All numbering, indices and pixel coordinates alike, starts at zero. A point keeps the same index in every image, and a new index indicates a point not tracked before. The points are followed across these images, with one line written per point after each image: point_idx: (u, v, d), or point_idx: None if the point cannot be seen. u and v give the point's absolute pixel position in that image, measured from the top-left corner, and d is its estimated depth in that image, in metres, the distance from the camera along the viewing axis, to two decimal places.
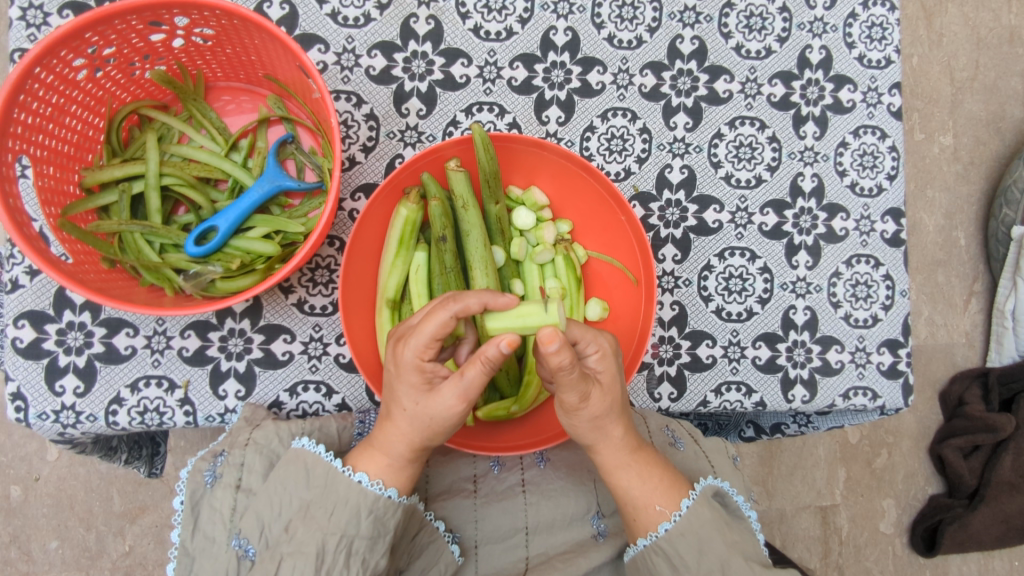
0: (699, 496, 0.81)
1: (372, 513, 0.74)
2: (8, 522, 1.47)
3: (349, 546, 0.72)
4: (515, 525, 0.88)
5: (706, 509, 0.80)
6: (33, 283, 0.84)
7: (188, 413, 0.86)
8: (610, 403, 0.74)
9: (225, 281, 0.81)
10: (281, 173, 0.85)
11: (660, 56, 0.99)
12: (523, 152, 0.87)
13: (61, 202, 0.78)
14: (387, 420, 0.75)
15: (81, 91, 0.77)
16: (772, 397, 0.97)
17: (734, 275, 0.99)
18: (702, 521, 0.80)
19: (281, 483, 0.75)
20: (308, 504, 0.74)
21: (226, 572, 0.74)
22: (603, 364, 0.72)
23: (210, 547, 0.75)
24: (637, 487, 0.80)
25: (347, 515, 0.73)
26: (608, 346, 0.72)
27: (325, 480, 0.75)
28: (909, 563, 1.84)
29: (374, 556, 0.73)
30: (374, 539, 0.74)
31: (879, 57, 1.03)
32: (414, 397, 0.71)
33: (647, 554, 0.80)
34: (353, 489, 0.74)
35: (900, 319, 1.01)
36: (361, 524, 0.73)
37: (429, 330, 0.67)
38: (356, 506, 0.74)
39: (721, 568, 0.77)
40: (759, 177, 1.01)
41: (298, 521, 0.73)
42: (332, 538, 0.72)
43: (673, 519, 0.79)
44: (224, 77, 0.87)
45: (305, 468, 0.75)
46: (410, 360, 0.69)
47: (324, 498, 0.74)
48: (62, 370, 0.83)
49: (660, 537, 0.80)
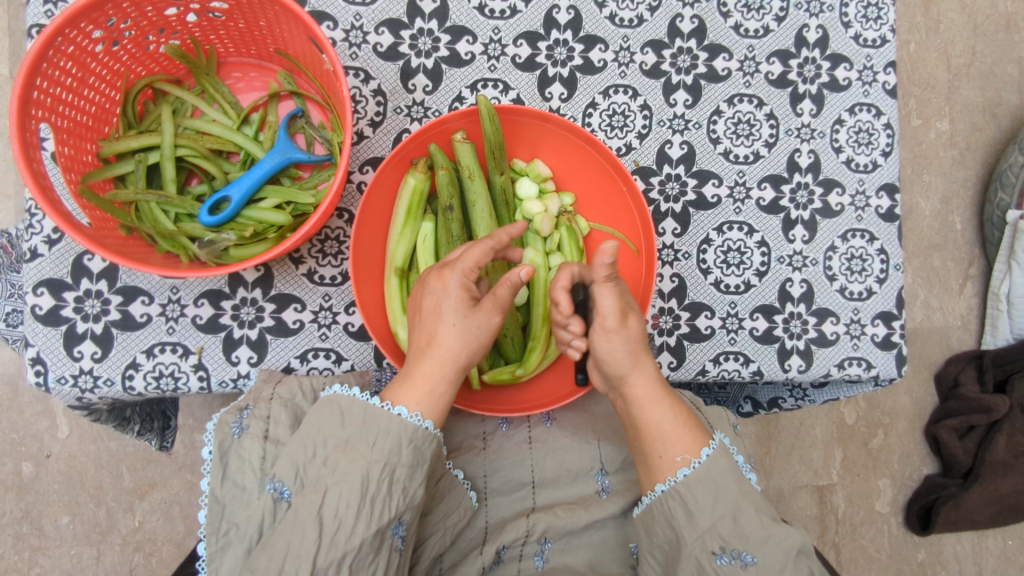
0: (720, 446, 0.83)
1: (412, 444, 0.77)
2: (21, 497, 1.50)
3: (391, 474, 0.75)
4: (523, 479, 0.94)
5: (725, 459, 0.82)
6: (51, 251, 0.86)
7: (202, 377, 0.88)
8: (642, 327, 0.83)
9: (239, 248, 0.84)
10: (292, 145, 0.87)
11: (661, 34, 1.01)
12: (527, 124, 0.89)
13: (80, 170, 0.80)
14: (423, 345, 0.80)
15: (99, 63, 0.80)
16: (769, 366, 1.00)
17: (733, 248, 1.02)
18: (721, 470, 0.81)
19: (314, 425, 0.76)
20: (348, 437, 0.76)
21: (263, 515, 0.74)
22: (631, 295, 0.84)
23: (241, 494, 0.76)
24: (668, 422, 0.84)
25: (388, 444, 0.76)
26: (633, 286, 0.85)
27: (363, 416, 0.77)
28: (904, 541, 1.87)
29: (412, 484, 0.76)
30: (412, 468, 0.77)
31: (874, 36, 1.06)
32: (460, 313, 0.79)
33: (665, 499, 0.82)
34: (395, 421, 0.76)
35: (894, 292, 1.04)
36: (402, 453, 0.76)
37: (475, 252, 0.79)
38: (397, 436, 0.76)
39: (732, 516, 0.79)
40: (757, 153, 1.03)
41: (337, 455, 0.74)
42: (375, 467, 0.74)
43: (693, 466, 0.81)
44: (236, 53, 0.90)
45: (341, 407, 0.77)
46: (456, 279, 0.79)
47: (364, 432, 0.76)
48: (80, 336, 0.86)
49: (679, 482, 0.81)
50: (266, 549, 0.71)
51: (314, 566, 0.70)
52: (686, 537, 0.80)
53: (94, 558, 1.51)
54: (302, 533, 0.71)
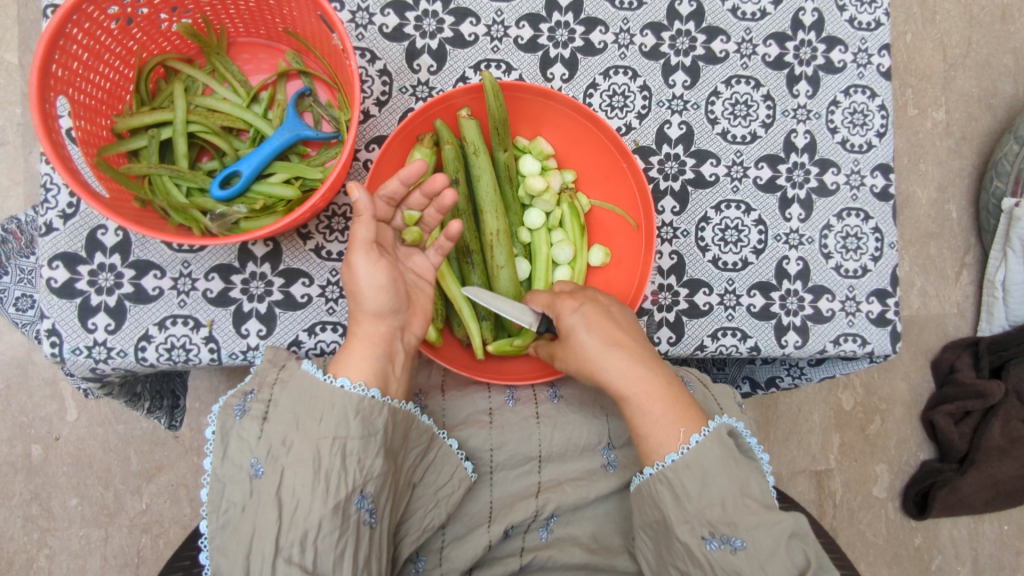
0: (712, 432, 0.81)
1: (359, 414, 0.77)
2: (31, 479, 1.52)
3: (342, 448, 0.76)
4: (529, 454, 0.96)
5: (717, 446, 0.81)
6: (66, 226, 0.88)
7: (212, 349, 0.91)
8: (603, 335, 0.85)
9: (249, 222, 0.87)
10: (300, 122, 0.89)
11: (660, 17, 1.04)
12: (530, 101, 0.92)
13: (95, 144, 0.83)
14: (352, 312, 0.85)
15: (114, 40, 0.82)
16: (766, 342, 1.03)
17: (731, 226, 1.04)
18: (710, 457, 0.81)
19: (280, 405, 0.79)
20: (298, 416, 0.78)
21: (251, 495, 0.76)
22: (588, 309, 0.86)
23: (237, 473, 0.77)
24: (648, 420, 0.84)
25: (335, 418, 0.77)
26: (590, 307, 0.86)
27: (312, 391, 0.79)
28: (900, 526, 1.89)
29: (368, 456, 0.77)
30: (365, 439, 0.77)
31: (869, 19, 1.08)
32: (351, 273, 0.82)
33: (653, 482, 0.84)
34: (338, 394, 0.78)
35: (888, 269, 1.06)
36: (350, 425, 0.77)
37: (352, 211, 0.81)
38: (342, 409, 0.77)
39: (720, 503, 0.80)
40: (754, 133, 1.06)
41: (292, 434, 0.76)
42: (324, 443, 0.75)
43: (679, 451, 0.82)
44: (246, 33, 0.92)
45: (298, 387, 0.79)
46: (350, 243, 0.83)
47: (313, 407, 0.78)
48: (95, 309, 0.88)
49: (666, 466, 0.82)
50: (237, 531, 0.75)
51: (276, 546, 0.72)
52: (673, 518, 0.82)
53: (102, 539, 1.53)
54: (264, 514, 0.74)
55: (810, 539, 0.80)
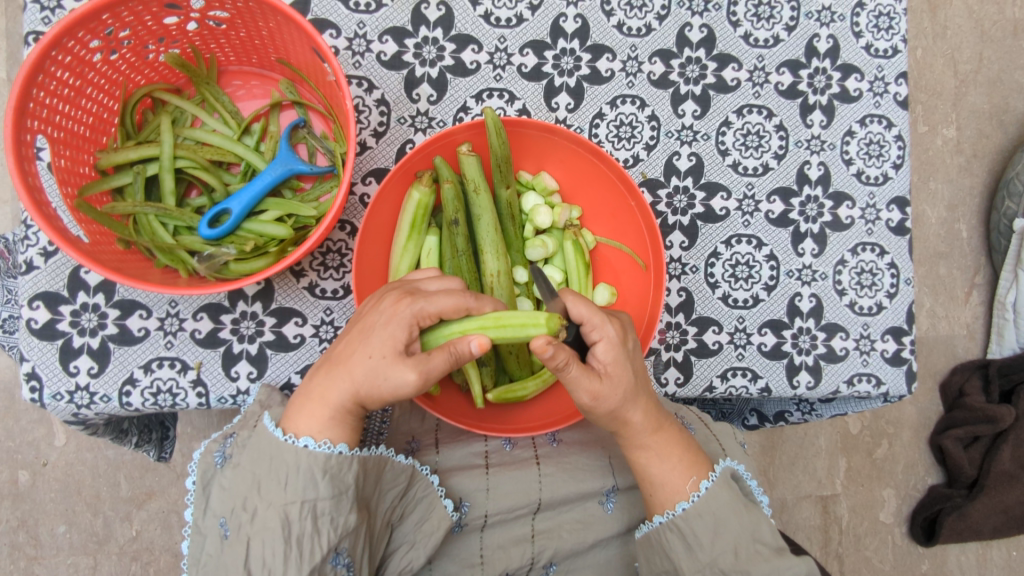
0: (719, 478, 0.82)
1: (327, 473, 0.73)
2: (17, 506, 1.48)
3: (312, 510, 0.71)
4: (529, 496, 0.91)
5: (725, 491, 0.81)
6: (47, 264, 0.84)
7: (200, 393, 0.87)
8: (622, 395, 0.77)
9: (239, 263, 0.82)
10: (294, 157, 0.85)
11: (669, 43, 1.00)
12: (533, 137, 0.88)
13: (76, 182, 0.79)
14: (347, 361, 0.74)
15: (97, 73, 0.78)
16: (777, 382, 0.99)
17: (741, 262, 1.00)
18: (720, 503, 0.80)
19: (243, 463, 0.74)
20: (259, 479, 0.73)
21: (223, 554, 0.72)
22: (610, 355, 0.76)
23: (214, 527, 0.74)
24: (655, 465, 0.83)
25: (301, 481, 0.72)
26: (614, 336, 0.76)
27: (272, 451, 0.73)
28: (908, 552, 1.86)
29: (341, 512, 0.73)
30: (336, 498, 0.72)
31: (886, 46, 1.04)
32: (384, 352, 0.72)
33: (663, 530, 0.82)
34: (301, 455, 0.73)
35: (904, 307, 1.02)
36: (319, 486, 0.72)
37: (444, 302, 0.75)
38: (309, 470, 0.72)
39: (732, 550, 0.78)
40: (766, 165, 1.02)
41: (254, 499, 0.72)
42: (292, 507, 0.71)
43: (691, 499, 0.81)
44: (238, 62, 0.88)
45: (259, 444, 0.74)
46: (408, 316, 0.73)
47: (275, 470, 0.73)
48: (77, 351, 0.84)
49: (677, 516, 0.81)
50: None
51: None
52: (685, 569, 0.80)
53: (91, 567, 1.49)
54: None
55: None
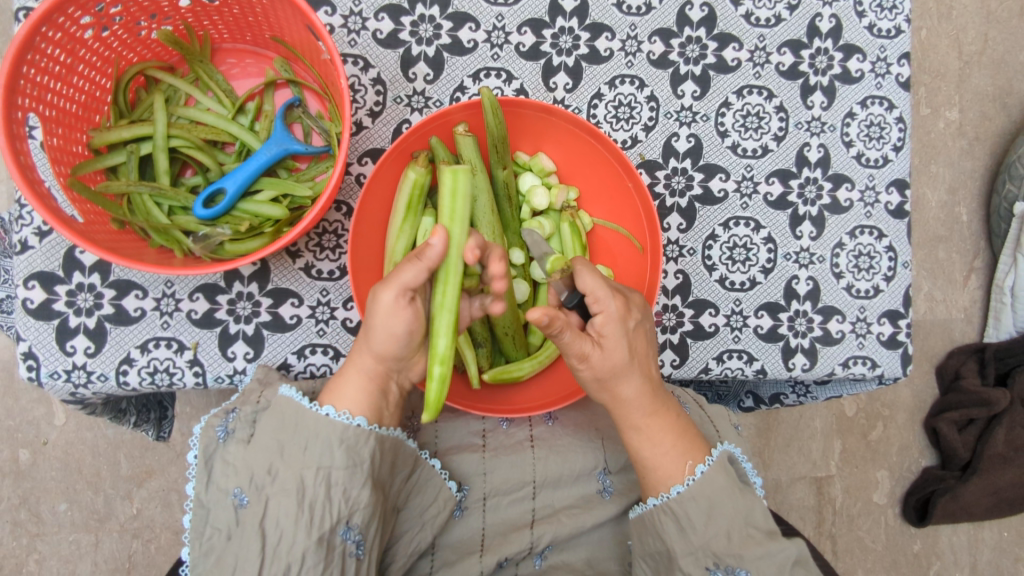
0: (715, 462, 0.82)
1: (344, 443, 0.75)
2: (19, 484, 1.50)
3: (327, 478, 0.73)
4: (524, 478, 0.92)
5: (721, 475, 0.81)
6: (42, 244, 0.84)
7: (197, 373, 0.87)
8: (615, 366, 0.78)
9: (234, 243, 0.81)
10: (289, 136, 0.85)
11: (669, 23, 0.98)
12: (530, 117, 0.87)
13: (70, 161, 0.78)
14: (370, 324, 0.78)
15: (90, 50, 0.77)
16: (773, 365, 0.99)
17: (739, 244, 1.00)
18: (716, 487, 0.81)
19: (263, 428, 0.76)
20: (282, 444, 0.75)
21: (232, 524, 0.73)
22: (609, 327, 0.77)
23: (223, 497, 0.74)
24: (648, 449, 0.84)
25: (319, 448, 0.74)
26: (614, 311, 0.76)
27: (295, 418, 0.76)
28: (900, 532, 1.88)
29: (354, 486, 0.74)
30: (350, 469, 0.74)
31: (888, 26, 1.02)
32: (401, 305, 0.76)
33: (657, 512, 0.83)
34: (321, 421, 0.75)
35: (901, 290, 1.01)
36: (335, 455, 0.74)
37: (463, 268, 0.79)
38: (327, 438, 0.75)
39: (725, 533, 0.79)
40: (765, 146, 1.01)
41: (277, 463, 0.74)
42: (309, 473, 0.73)
43: (685, 483, 0.82)
44: (231, 39, 0.87)
45: (280, 411, 0.76)
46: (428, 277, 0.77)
47: (296, 437, 0.75)
48: (73, 331, 0.84)
49: (672, 498, 0.82)
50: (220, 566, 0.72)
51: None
52: (677, 550, 0.81)
53: (92, 544, 1.51)
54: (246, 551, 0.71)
55: (806, 559, 0.79)
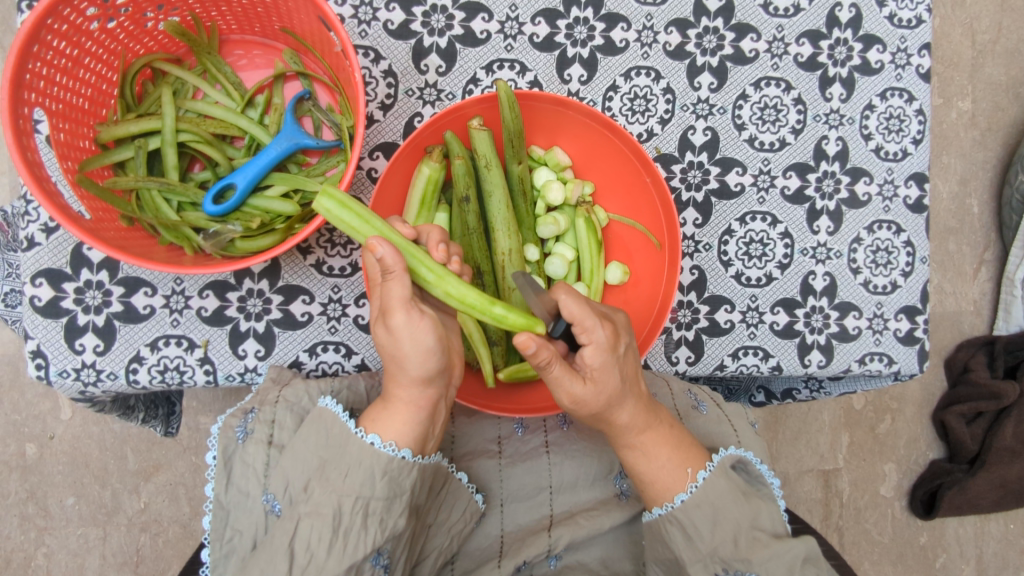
0: (716, 466, 0.81)
1: (386, 475, 0.72)
2: (25, 478, 1.49)
3: (365, 508, 0.71)
4: (539, 483, 0.92)
5: (723, 479, 0.80)
6: (49, 240, 0.82)
7: (208, 371, 0.86)
8: (606, 400, 0.76)
9: (245, 240, 0.79)
10: (299, 130, 0.83)
11: (686, 12, 0.96)
12: (544, 110, 0.85)
13: (76, 156, 0.76)
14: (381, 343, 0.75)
15: (95, 42, 0.75)
16: (788, 361, 0.97)
17: (755, 240, 0.99)
18: (718, 491, 0.80)
19: (301, 441, 0.74)
20: (325, 462, 0.73)
21: (258, 528, 0.74)
22: (598, 358, 0.74)
23: (245, 501, 0.74)
24: (643, 464, 0.83)
25: (361, 476, 0.71)
26: (602, 339, 0.73)
27: (340, 440, 0.73)
28: (907, 525, 1.88)
29: (391, 516, 0.72)
30: (389, 500, 0.72)
31: (910, 16, 1.00)
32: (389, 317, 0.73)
33: (663, 521, 0.82)
34: (367, 451, 0.72)
35: (919, 286, 1.00)
36: (376, 485, 0.71)
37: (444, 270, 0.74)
38: (369, 467, 0.72)
39: (732, 539, 0.78)
40: (783, 140, 0.99)
41: (316, 482, 0.71)
42: (347, 500, 0.70)
43: (690, 490, 0.81)
44: (240, 30, 0.85)
45: (324, 429, 0.74)
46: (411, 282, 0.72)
47: (339, 459, 0.72)
48: (82, 329, 0.83)
49: (677, 507, 0.81)
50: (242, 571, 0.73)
51: None
52: (686, 558, 0.80)
53: (100, 538, 1.51)
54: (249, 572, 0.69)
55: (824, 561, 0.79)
